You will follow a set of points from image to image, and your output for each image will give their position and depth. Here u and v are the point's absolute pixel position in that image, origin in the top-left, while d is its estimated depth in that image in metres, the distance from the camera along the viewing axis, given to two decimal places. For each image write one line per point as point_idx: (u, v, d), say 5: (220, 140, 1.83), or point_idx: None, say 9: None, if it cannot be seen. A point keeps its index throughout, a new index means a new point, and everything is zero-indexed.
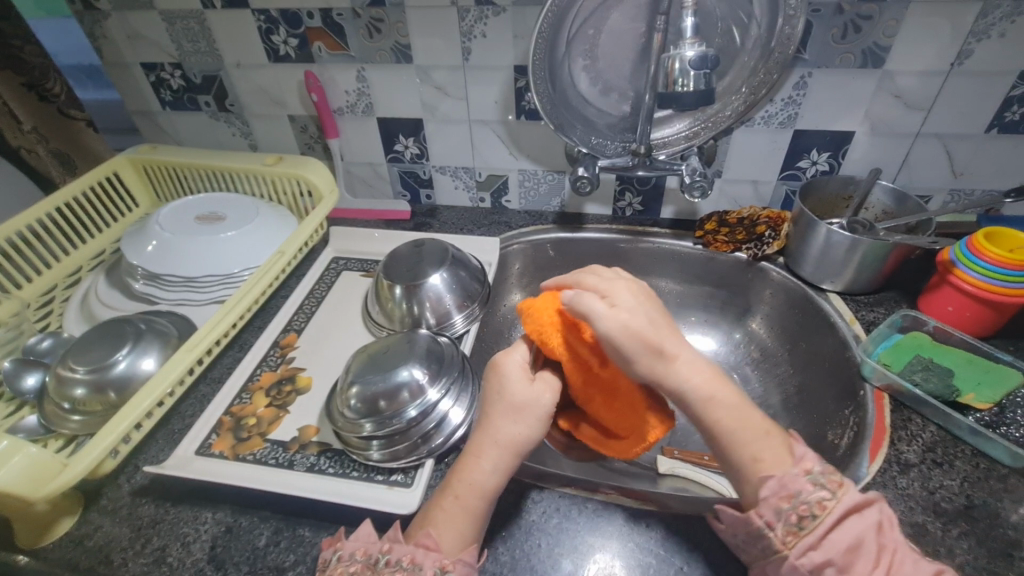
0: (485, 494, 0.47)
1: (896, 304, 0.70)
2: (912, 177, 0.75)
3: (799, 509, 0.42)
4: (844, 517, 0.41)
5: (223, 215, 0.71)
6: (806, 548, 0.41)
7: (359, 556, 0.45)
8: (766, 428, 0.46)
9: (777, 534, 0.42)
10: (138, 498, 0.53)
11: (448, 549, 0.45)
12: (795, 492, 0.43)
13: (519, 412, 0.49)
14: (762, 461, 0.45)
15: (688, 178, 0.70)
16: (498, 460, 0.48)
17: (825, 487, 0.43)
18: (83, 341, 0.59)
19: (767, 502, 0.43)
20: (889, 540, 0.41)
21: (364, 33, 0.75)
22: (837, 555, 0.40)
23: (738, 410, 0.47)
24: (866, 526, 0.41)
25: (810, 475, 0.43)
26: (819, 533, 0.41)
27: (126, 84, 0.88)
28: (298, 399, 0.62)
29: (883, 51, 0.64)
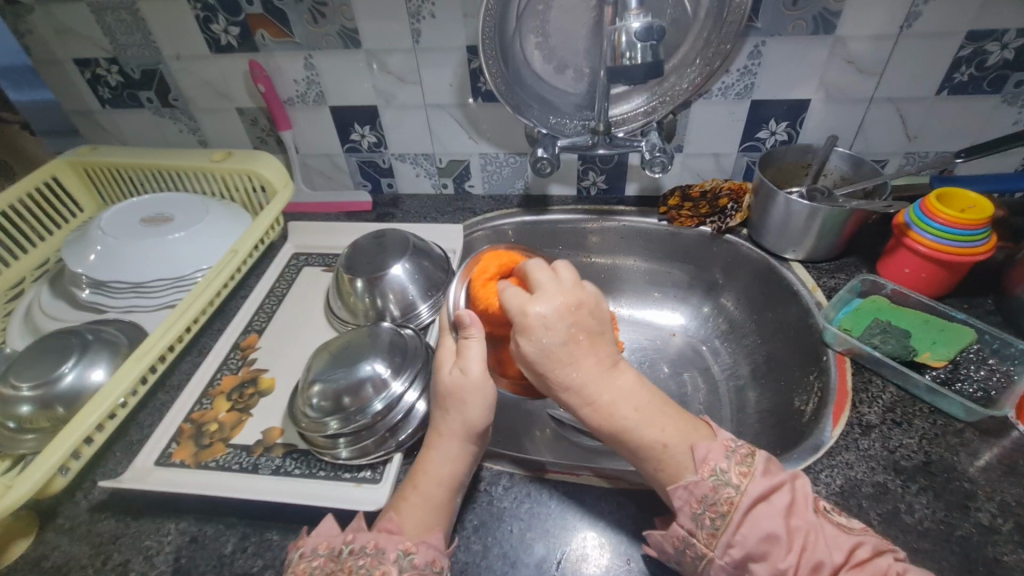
0: (443, 483, 0.47)
1: (856, 269, 0.71)
2: (868, 142, 0.76)
3: (709, 511, 0.42)
4: (748, 510, 0.41)
5: (170, 216, 0.68)
6: (725, 546, 0.41)
7: (321, 550, 0.44)
8: (663, 438, 0.46)
9: (699, 540, 0.42)
10: (96, 514, 0.52)
11: (411, 532, 0.44)
12: (701, 497, 0.43)
13: (461, 393, 0.48)
14: (663, 472, 0.45)
15: (648, 154, 0.69)
16: (448, 449, 0.48)
17: (730, 483, 0.43)
18: (26, 355, 0.56)
19: (683, 510, 0.43)
20: (800, 521, 0.41)
21: (308, 18, 0.72)
22: (753, 547, 0.40)
23: (644, 422, 0.46)
24: (773, 513, 0.41)
25: (714, 476, 0.43)
26: (730, 531, 0.41)
27: (59, 83, 0.83)
28: (261, 401, 0.60)
29: (834, 17, 0.64)
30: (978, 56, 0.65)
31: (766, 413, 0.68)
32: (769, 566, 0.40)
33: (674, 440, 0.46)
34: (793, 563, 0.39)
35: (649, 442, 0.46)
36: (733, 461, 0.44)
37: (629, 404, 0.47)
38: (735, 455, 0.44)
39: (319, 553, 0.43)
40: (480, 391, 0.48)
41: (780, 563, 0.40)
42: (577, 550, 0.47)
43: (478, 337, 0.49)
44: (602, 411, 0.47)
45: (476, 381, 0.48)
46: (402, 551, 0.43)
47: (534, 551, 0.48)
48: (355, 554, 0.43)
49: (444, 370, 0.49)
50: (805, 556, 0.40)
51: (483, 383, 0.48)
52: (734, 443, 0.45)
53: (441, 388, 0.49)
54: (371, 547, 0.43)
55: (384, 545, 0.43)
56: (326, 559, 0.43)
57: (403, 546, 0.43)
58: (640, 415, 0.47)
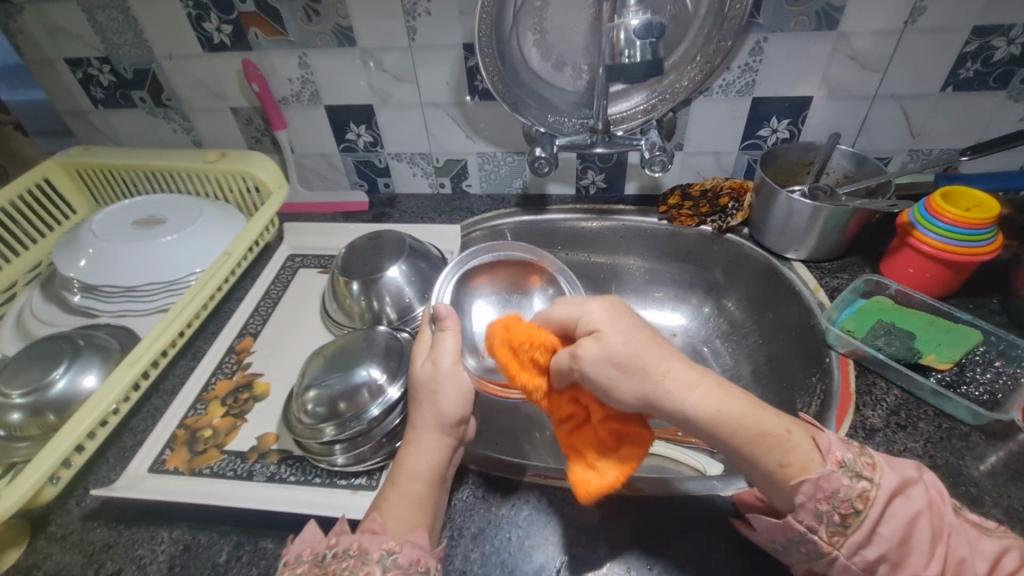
0: (421, 478, 0.46)
1: (860, 268, 0.70)
2: (870, 140, 0.74)
3: (840, 508, 0.39)
4: (888, 504, 0.39)
5: (163, 218, 0.67)
6: (856, 546, 0.39)
7: (306, 558, 0.42)
8: (783, 424, 0.40)
9: (822, 537, 0.39)
10: (88, 522, 0.51)
11: (394, 532, 0.43)
12: (831, 493, 0.39)
13: (435, 385, 0.47)
14: (789, 467, 0.39)
15: (647, 154, 0.68)
16: (424, 440, 0.47)
17: (862, 476, 0.39)
18: (18, 361, 0.55)
19: (805, 507, 0.39)
20: (941, 522, 0.39)
21: (302, 16, 0.71)
22: (890, 550, 0.38)
23: (755, 410, 0.40)
24: (913, 511, 0.38)
25: (844, 469, 0.39)
26: (865, 530, 0.38)
27: (52, 83, 0.82)
28: (256, 406, 0.59)
29: (837, 12, 0.63)
30: (983, 51, 0.64)
31: None
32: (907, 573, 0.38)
33: (794, 427, 0.41)
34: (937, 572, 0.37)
35: (761, 428, 0.39)
36: (856, 452, 0.41)
37: (732, 394, 0.40)
38: (854, 448, 0.41)
39: (303, 560, 0.42)
40: (453, 380, 0.48)
41: (921, 570, 0.37)
42: (577, 558, 0.47)
43: (452, 330, 0.50)
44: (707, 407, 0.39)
45: (448, 371, 0.48)
46: (386, 550, 0.41)
47: (533, 559, 0.47)
48: (338, 558, 0.41)
49: (417, 363, 0.49)
50: (948, 560, 0.38)
51: (456, 373, 0.48)
52: (852, 434, 0.42)
53: (415, 380, 0.49)
54: (353, 548, 0.41)
55: (367, 546, 0.41)
56: (310, 566, 0.42)
57: (387, 546, 0.41)
58: (748, 401, 0.40)
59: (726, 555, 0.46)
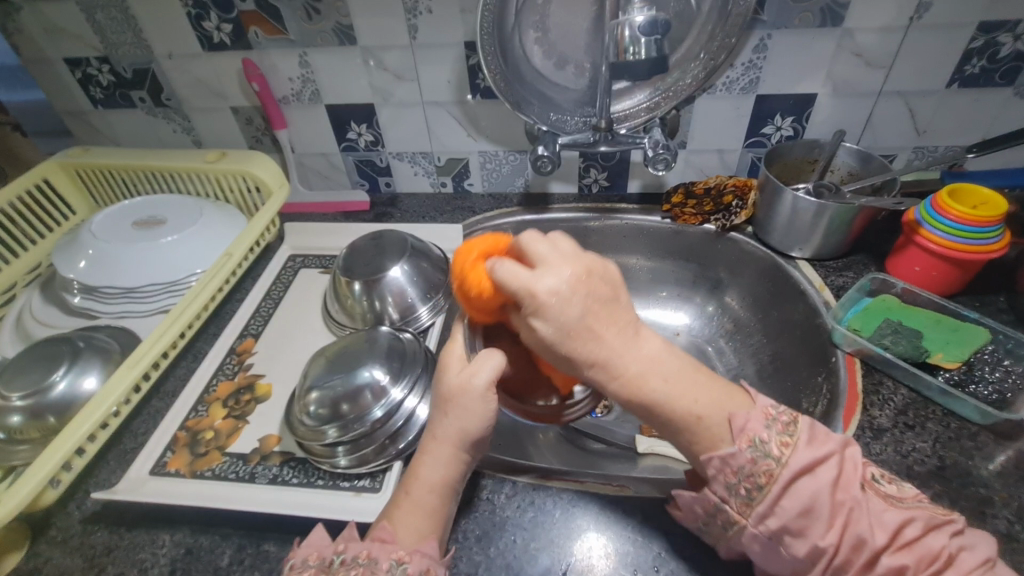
0: (436, 489, 0.45)
1: (865, 267, 0.69)
2: (875, 137, 0.74)
3: (746, 482, 0.39)
4: (790, 482, 0.37)
5: (163, 219, 0.67)
6: (761, 517, 0.38)
7: (311, 562, 0.42)
8: (698, 408, 0.40)
9: (732, 507, 0.40)
10: (89, 525, 0.50)
11: (404, 541, 0.42)
12: (738, 468, 0.39)
13: (462, 403, 0.44)
14: (697, 446, 0.40)
15: (651, 152, 0.68)
16: (440, 451, 0.45)
17: (770, 454, 0.38)
18: (18, 363, 0.55)
19: (716, 479, 0.40)
20: (845, 496, 0.37)
21: (303, 15, 0.70)
22: (791, 522, 0.37)
23: (674, 395, 0.39)
24: (818, 487, 0.37)
25: (753, 447, 0.38)
26: (768, 502, 0.38)
27: (50, 83, 0.81)
28: (258, 408, 0.59)
29: (842, 9, 0.62)
30: (989, 48, 0.63)
31: None
32: (807, 542, 0.37)
33: (709, 411, 0.40)
34: (833, 542, 0.36)
35: (693, 412, 0.39)
36: (775, 431, 0.39)
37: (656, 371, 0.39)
38: (775, 425, 0.39)
39: (309, 565, 0.41)
40: (483, 400, 0.44)
41: (820, 540, 0.36)
42: (582, 561, 0.46)
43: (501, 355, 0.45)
44: (631, 386, 0.39)
45: (480, 392, 0.44)
46: (395, 560, 0.41)
47: (539, 562, 0.46)
48: (346, 565, 0.41)
49: (449, 372, 0.46)
50: (847, 534, 0.36)
51: (487, 395, 0.45)
52: (775, 411, 0.40)
53: (443, 393, 0.45)
54: (362, 557, 0.41)
55: (376, 555, 0.41)
56: (316, 570, 0.41)
57: (396, 556, 0.41)
58: (670, 386, 0.39)
59: (733, 557, 0.46)
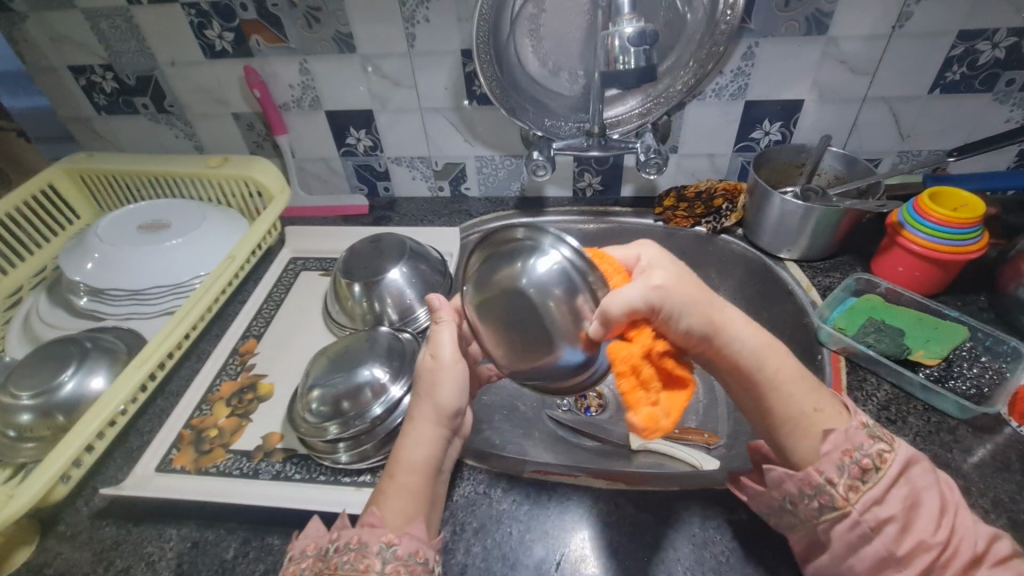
0: (417, 470, 0.46)
1: (851, 268, 0.71)
2: (861, 142, 0.76)
3: (860, 463, 0.40)
4: (901, 468, 0.40)
5: (167, 222, 0.68)
6: (869, 504, 0.40)
7: (309, 552, 0.44)
8: (812, 396, 0.43)
9: (838, 491, 0.40)
10: (97, 521, 0.52)
11: (393, 524, 0.43)
12: (856, 446, 0.41)
13: (436, 377, 0.47)
14: (806, 438, 0.42)
15: (642, 156, 0.70)
16: (421, 431, 0.47)
17: (881, 440, 0.41)
18: (26, 363, 0.56)
19: (828, 458, 0.41)
20: (950, 494, 0.40)
21: (303, 23, 0.72)
22: (899, 510, 0.39)
23: (785, 377, 0.42)
24: (924, 479, 0.40)
25: (867, 429, 0.42)
26: (881, 486, 0.40)
27: (55, 90, 0.83)
28: (260, 407, 0.60)
29: (826, 18, 0.64)
30: (968, 55, 0.66)
31: None
32: (912, 536, 0.38)
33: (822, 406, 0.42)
34: (943, 538, 0.38)
35: (794, 396, 0.42)
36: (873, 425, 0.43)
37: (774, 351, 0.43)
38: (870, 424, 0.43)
39: (307, 555, 0.43)
40: (454, 372, 0.47)
41: (928, 533, 0.38)
42: (576, 551, 0.48)
43: (448, 322, 0.48)
44: (744, 356, 0.42)
45: (449, 363, 0.47)
46: (384, 543, 0.42)
47: (534, 552, 0.48)
48: (338, 552, 0.42)
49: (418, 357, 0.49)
50: (954, 533, 0.38)
51: (455, 365, 0.47)
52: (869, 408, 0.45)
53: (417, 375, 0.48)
54: (354, 542, 0.42)
55: (366, 539, 0.42)
56: (313, 560, 0.43)
57: (386, 539, 0.42)
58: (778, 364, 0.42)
59: (722, 546, 0.47)
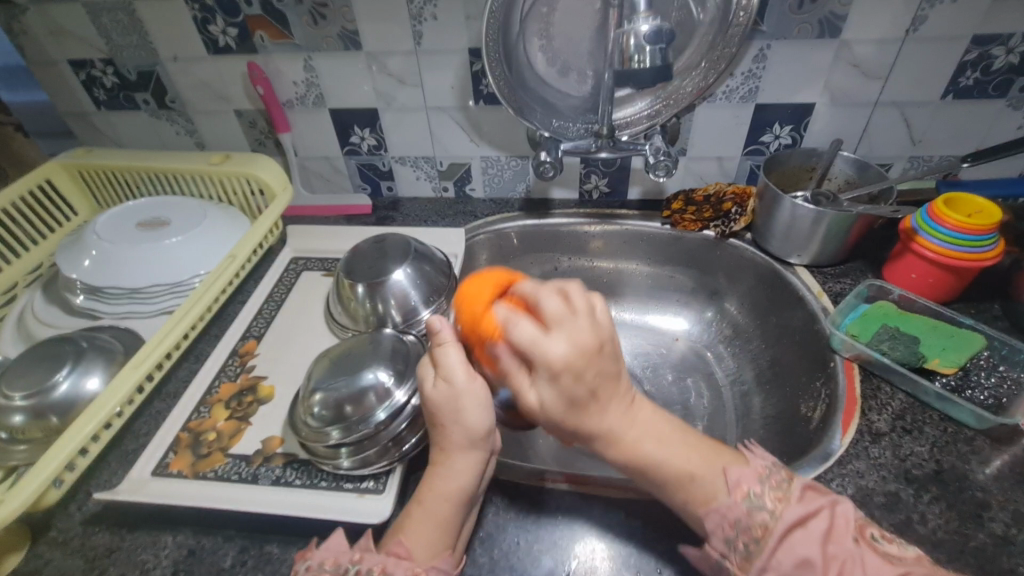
0: (452, 499, 0.45)
1: (862, 274, 0.70)
2: (872, 147, 0.75)
3: (743, 535, 0.39)
4: (783, 537, 0.38)
5: (167, 220, 0.67)
6: (759, 573, 0.38)
7: (328, 567, 0.42)
8: (693, 467, 0.42)
9: (732, 563, 0.40)
10: (90, 526, 0.50)
11: (419, 557, 0.43)
12: (735, 520, 0.40)
13: (455, 403, 0.45)
14: (691, 504, 0.42)
15: (652, 158, 0.69)
16: (459, 461, 0.46)
17: (764, 507, 0.40)
18: (20, 363, 0.55)
19: (715, 534, 0.40)
20: (837, 548, 0.37)
21: (308, 20, 0.71)
22: (790, 574, 0.37)
23: (669, 455, 0.42)
24: (810, 540, 0.38)
25: (747, 500, 0.40)
26: (766, 556, 0.38)
27: (55, 84, 0.82)
28: (260, 409, 0.59)
29: (840, 20, 0.64)
30: (983, 60, 0.65)
31: (772, 418, 0.67)
32: None
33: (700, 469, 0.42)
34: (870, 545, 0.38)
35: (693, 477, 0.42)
36: (766, 486, 0.41)
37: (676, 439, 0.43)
38: (766, 480, 0.42)
39: (326, 569, 0.41)
40: (475, 397, 0.46)
41: None
42: (584, 562, 0.47)
43: (452, 344, 0.46)
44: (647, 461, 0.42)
45: (464, 386, 0.45)
46: (411, 575, 0.41)
47: (541, 563, 0.47)
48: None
49: (428, 386, 0.47)
50: None
51: (472, 388, 0.45)
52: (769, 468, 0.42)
53: (429, 404, 0.46)
54: (378, 569, 0.41)
55: (392, 569, 0.41)
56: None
57: (413, 571, 0.41)
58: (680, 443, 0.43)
59: None
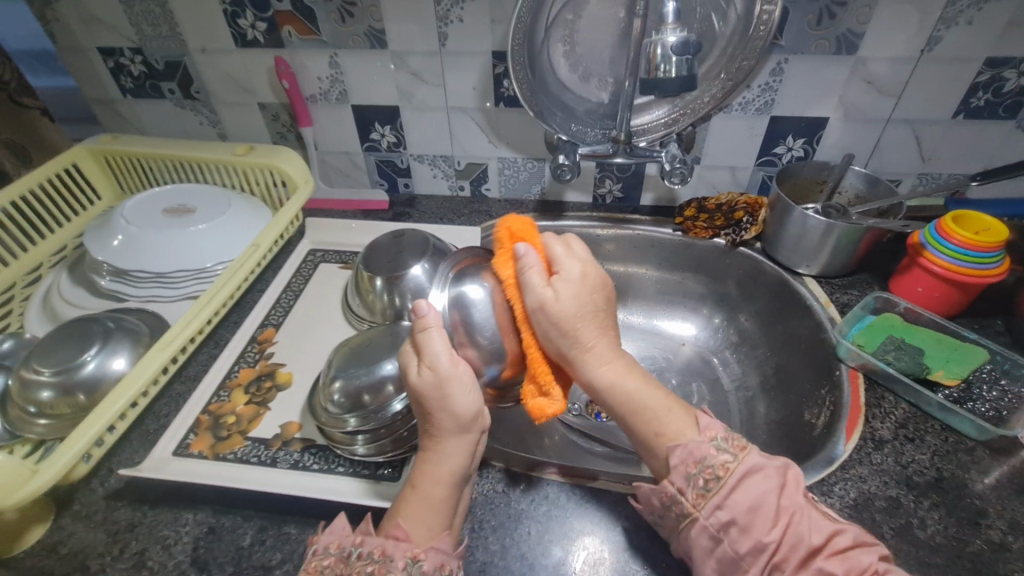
0: (446, 484, 0.46)
1: (869, 286, 0.72)
2: (882, 162, 0.77)
3: (704, 472, 0.44)
4: (743, 478, 0.43)
5: (192, 207, 0.69)
6: (713, 507, 0.42)
7: (332, 550, 0.44)
8: (666, 403, 0.48)
9: (688, 499, 0.43)
10: (113, 502, 0.52)
11: (417, 539, 0.44)
12: (699, 458, 0.44)
13: (441, 389, 0.46)
14: (663, 434, 0.47)
15: (667, 166, 0.71)
16: (450, 445, 0.47)
17: (727, 451, 0.44)
18: (47, 340, 0.56)
19: (677, 469, 0.44)
20: (789, 501, 0.42)
21: (336, 17, 0.73)
22: (741, 514, 0.42)
23: (643, 391, 0.49)
24: (766, 487, 0.42)
25: (714, 441, 0.45)
26: (722, 494, 0.42)
27: (83, 71, 0.83)
28: (279, 395, 0.60)
29: (856, 38, 0.65)
30: (995, 82, 0.67)
31: (776, 424, 0.69)
32: (750, 539, 0.41)
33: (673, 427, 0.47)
34: (776, 539, 0.41)
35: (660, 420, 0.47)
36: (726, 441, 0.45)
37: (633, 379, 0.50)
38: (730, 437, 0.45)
39: (330, 553, 0.44)
40: (461, 381, 0.47)
41: (764, 537, 0.41)
42: (594, 554, 0.48)
43: (435, 327, 0.48)
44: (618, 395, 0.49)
45: (449, 372, 0.46)
46: (410, 558, 0.43)
47: (552, 551, 0.48)
48: (363, 559, 0.43)
49: (413, 376, 0.47)
50: (788, 534, 0.41)
51: (456, 373, 0.47)
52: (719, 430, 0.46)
53: (414, 392, 0.47)
54: (378, 553, 0.43)
55: (392, 552, 0.43)
56: (336, 560, 0.43)
57: (412, 554, 0.43)
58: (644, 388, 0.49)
59: None
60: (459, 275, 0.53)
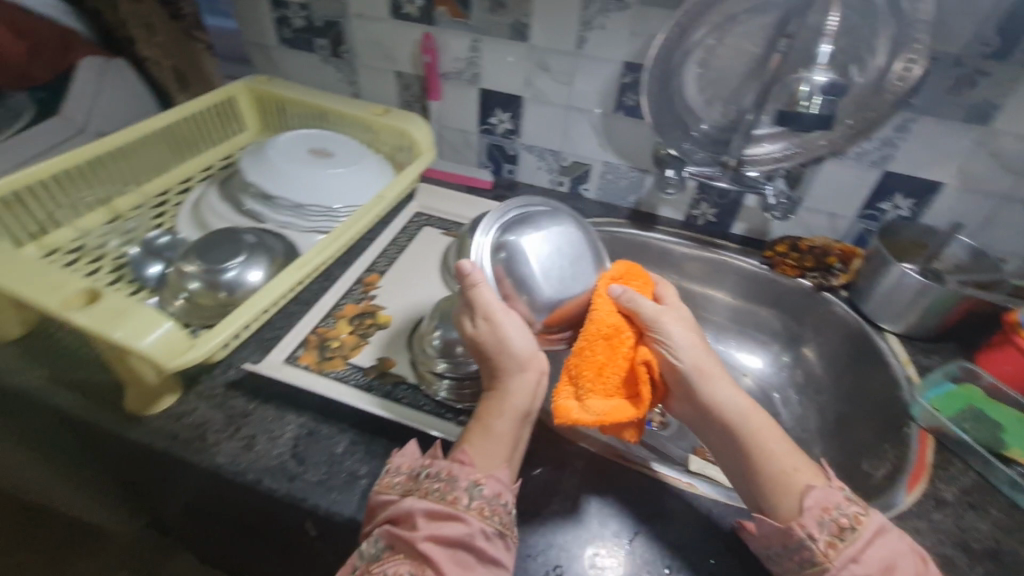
0: (513, 417, 0.50)
1: (952, 356, 0.72)
2: (991, 238, 0.76)
3: (839, 521, 0.44)
4: (875, 534, 0.44)
5: (332, 153, 0.76)
6: (848, 560, 0.43)
7: (404, 469, 0.49)
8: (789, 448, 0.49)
9: (819, 546, 0.43)
10: (230, 390, 0.59)
11: (481, 465, 0.48)
12: (832, 507, 0.45)
13: (495, 331, 0.51)
14: (799, 472, 0.47)
15: (772, 200, 0.75)
16: (513, 381, 0.51)
17: (855, 503, 0.46)
18: (203, 243, 0.64)
19: (809, 513, 0.45)
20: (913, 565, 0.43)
21: (488, 7, 0.79)
22: (874, 570, 0.42)
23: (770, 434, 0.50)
24: (895, 547, 0.43)
25: (843, 491, 0.47)
26: (858, 547, 0.43)
27: (252, 16, 0.93)
28: (377, 333, 0.67)
29: (993, 110, 0.66)
30: None
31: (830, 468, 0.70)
32: None
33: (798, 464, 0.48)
34: None
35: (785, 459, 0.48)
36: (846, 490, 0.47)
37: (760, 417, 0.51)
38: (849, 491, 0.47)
39: (402, 472, 0.49)
40: (514, 325, 0.52)
41: None
42: (650, 535, 0.51)
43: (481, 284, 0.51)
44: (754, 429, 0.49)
45: (502, 317, 0.51)
46: (472, 481, 0.47)
47: (609, 525, 0.51)
48: (430, 478, 0.47)
49: (470, 330, 0.52)
50: None
51: (507, 314, 0.51)
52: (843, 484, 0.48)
53: (472, 341, 0.52)
54: (445, 473, 0.47)
55: (456, 473, 0.47)
56: (406, 477, 0.48)
57: (475, 478, 0.47)
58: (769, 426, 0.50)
59: None
60: (510, 228, 0.54)
